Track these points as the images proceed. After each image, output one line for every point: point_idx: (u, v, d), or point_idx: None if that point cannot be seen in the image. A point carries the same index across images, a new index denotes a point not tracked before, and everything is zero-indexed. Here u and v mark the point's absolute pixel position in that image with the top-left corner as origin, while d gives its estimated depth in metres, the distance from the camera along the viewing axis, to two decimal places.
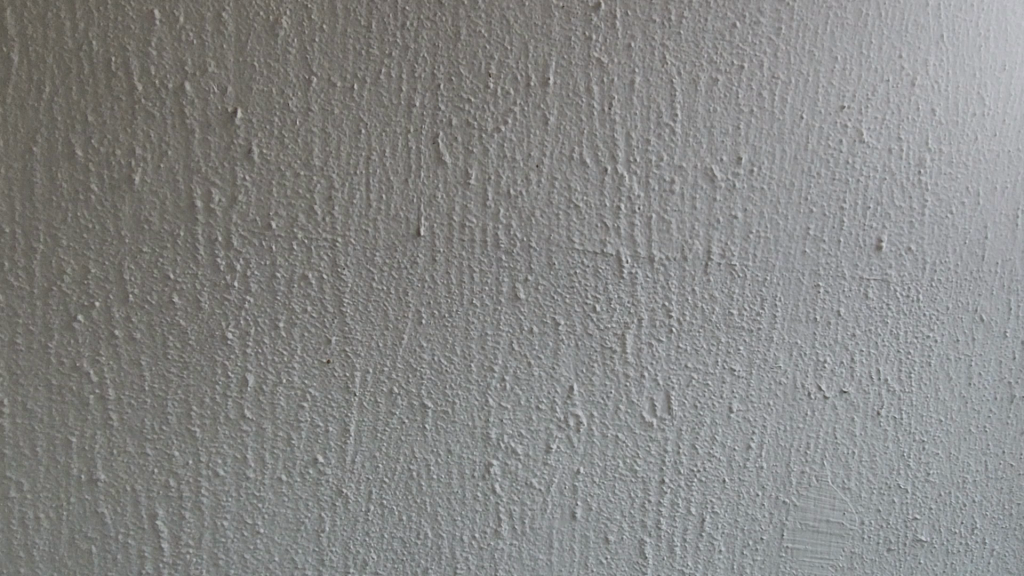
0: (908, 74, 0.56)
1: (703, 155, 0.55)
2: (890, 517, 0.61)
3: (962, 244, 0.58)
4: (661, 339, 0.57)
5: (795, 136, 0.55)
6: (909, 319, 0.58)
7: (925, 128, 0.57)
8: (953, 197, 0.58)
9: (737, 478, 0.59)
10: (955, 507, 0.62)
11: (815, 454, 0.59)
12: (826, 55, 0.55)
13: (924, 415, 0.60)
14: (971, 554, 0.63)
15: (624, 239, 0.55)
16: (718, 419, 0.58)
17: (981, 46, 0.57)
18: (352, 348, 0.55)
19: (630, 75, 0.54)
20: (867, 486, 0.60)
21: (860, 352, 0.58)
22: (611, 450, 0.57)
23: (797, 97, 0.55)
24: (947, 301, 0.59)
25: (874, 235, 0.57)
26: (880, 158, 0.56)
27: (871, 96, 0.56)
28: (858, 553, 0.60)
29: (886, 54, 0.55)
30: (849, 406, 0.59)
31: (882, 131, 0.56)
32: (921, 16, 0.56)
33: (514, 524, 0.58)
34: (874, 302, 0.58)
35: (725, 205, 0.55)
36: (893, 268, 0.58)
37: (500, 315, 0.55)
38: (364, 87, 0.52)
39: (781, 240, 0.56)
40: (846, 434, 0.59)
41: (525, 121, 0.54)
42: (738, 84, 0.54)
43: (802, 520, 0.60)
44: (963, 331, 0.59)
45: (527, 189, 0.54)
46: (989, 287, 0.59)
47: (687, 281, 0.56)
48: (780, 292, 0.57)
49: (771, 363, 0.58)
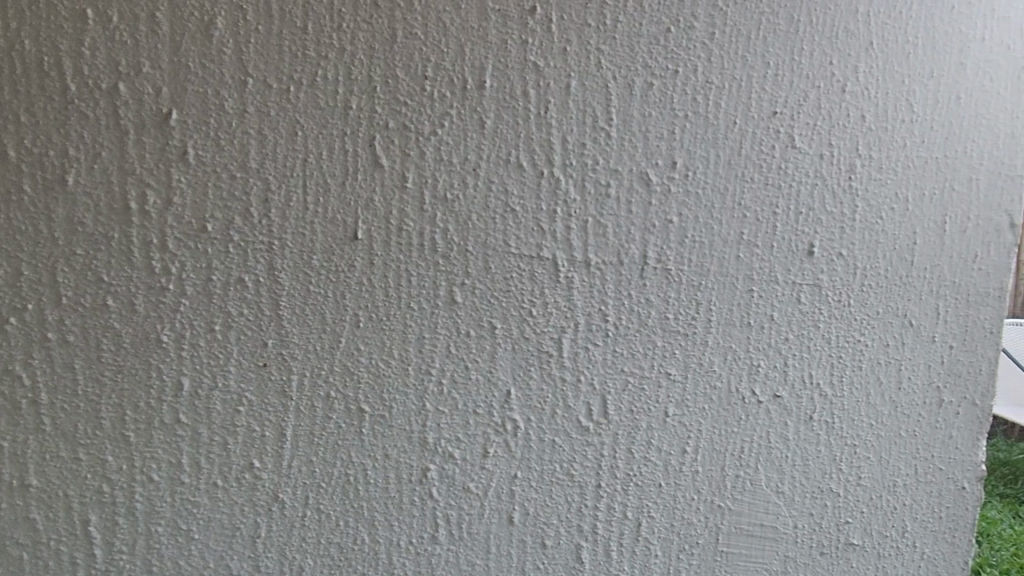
0: (839, 81, 0.57)
1: (639, 160, 0.56)
2: (823, 521, 0.62)
3: (891, 250, 0.59)
4: (598, 343, 0.57)
5: (728, 141, 0.56)
6: (840, 324, 0.59)
7: (856, 134, 0.57)
8: (883, 202, 0.58)
9: (673, 482, 0.60)
10: (886, 511, 0.62)
11: (749, 458, 0.60)
12: (758, 60, 0.56)
13: (856, 419, 0.61)
14: (903, 558, 0.63)
15: (560, 243, 0.56)
16: (654, 422, 0.59)
17: (910, 53, 0.57)
18: (289, 352, 0.55)
19: (566, 80, 0.55)
20: (801, 491, 0.61)
21: (793, 356, 0.59)
22: (548, 455, 0.58)
23: (731, 102, 0.56)
24: (878, 306, 0.59)
25: (806, 240, 0.58)
26: (811, 164, 0.57)
27: (803, 102, 0.57)
28: (791, 557, 0.62)
29: (816, 59, 0.56)
30: (782, 409, 0.60)
31: (813, 137, 0.57)
32: (851, 23, 0.56)
33: (451, 529, 0.58)
34: (805, 306, 0.59)
35: (660, 209, 0.56)
36: (824, 274, 0.59)
37: (437, 319, 0.56)
38: (300, 89, 0.53)
39: (715, 244, 0.57)
40: (779, 438, 0.60)
41: (462, 124, 0.54)
42: (672, 88, 0.55)
43: (737, 524, 0.61)
44: (893, 335, 0.60)
45: (464, 193, 0.55)
46: (918, 292, 0.60)
47: (624, 286, 0.57)
48: (714, 296, 0.58)
49: (706, 367, 0.59)
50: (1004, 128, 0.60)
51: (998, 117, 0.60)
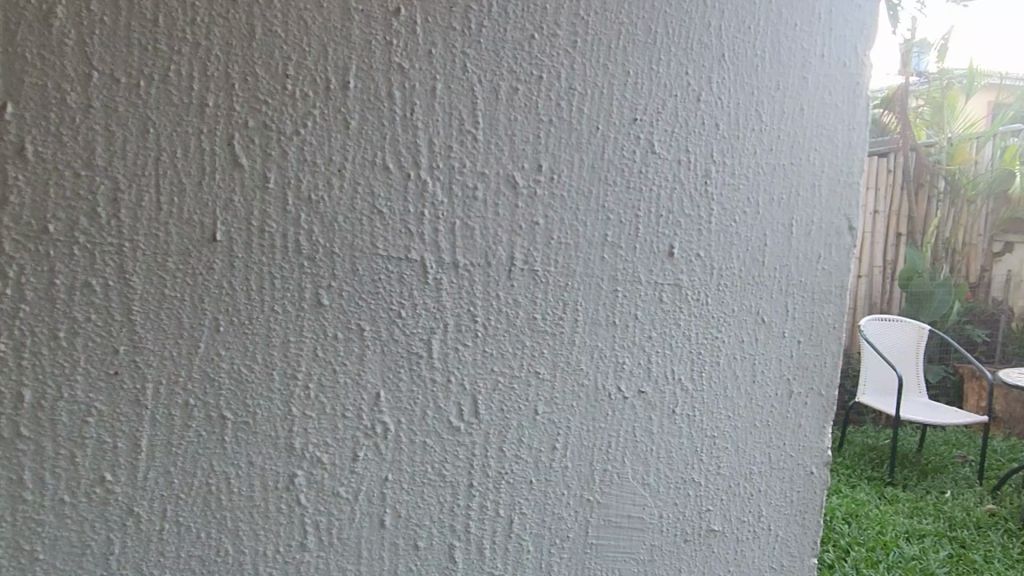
0: (694, 90, 0.60)
1: (505, 163, 0.57)
2: (686, 510, 0.65)
3: (744, 251, 0.63)
4: (468, 343, 0.58)
5: (592, 145, 0.58)
6: (699, 322, 0.62)
7: (710, 142, 0.61)
8: (736, 207, 0.62)
9: (544, 478, 0.61)
10: (743, 497, 0.66)
11: (616, 453, 0.62)
12: (619, 69, 0.58)
13: (715, 412, 0.64)
14: (759, 540, 0.67)
15: (428, 245, 0.56)
16: (524, 420, 0.60)
17: (759, 65, 0.61)
18: (143, 359, 0.52)
19: (432, 82, 0.55)
20: (666, 482, 0.64)
21: (656, 354, 0.62)
22: (419, 455, 0.58)
23: (593, 108, 0.58)
24: (733, 304, 0.63)
25: (666, 242, 0.61)
26: (670, 168, 0.60)
27: (661, 110, 0.59)
28: (657, 545, 0.64)
29: (672, 69, 0.59)
30: (646, 405, 0.62)
31: (672, 143, 0.60)
32: (704, 36, 0.59)
33: (321, 535, 0.57)
34: (667, 304, 0.61)
35: (526, 211, 0.58)
36: (684, 274, 0.61)
37: (303, 322, 0.55)
38: (151, 84, 0.51)
39: (581, 245, 0.59)
40: (644, 432, 0.63)
41: (326, 124, 0.54)
42: (536, 94, 0.57)
43: (605, 517, 0.63)
44: (748, 332, 0.64)
45: (330, 194, 0.54)
46: (769, 291, 0.64)
47: (492, 287, 0.58)
48: (581, 295, 0.60)
49: (573, 365, 0.60)
50: (843, 138, 0.65)
51: (838, 128, 0.64)
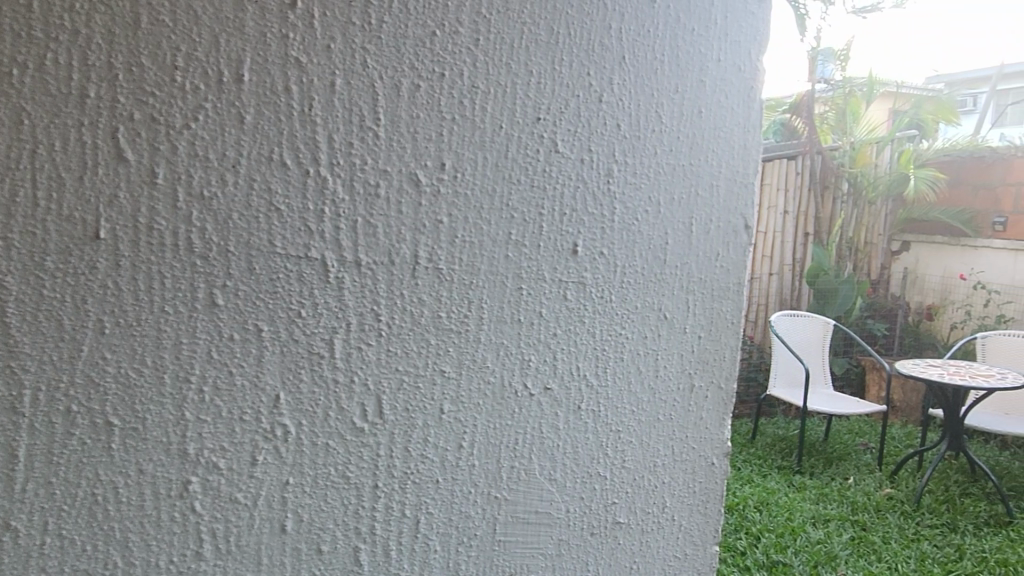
0: (595, 92, 0.61)
1: (407, 161, 0.57)
2: (591, 503, 0.66)
3: (647, 249, 0.64)
4: (371, 343, 0.57)
5: (496, 145, 0.59)
6: (602, 319, 0.63)
7: (612, 143, 0.62)
8: (638, 205, 0.63)
9: (451, 477, 0.61)
10: (647, 490, 0.68)
11: (523, 449, 0.63)
12: (521, 68, 0.58)
13: (619, 407, 0.65)
14: (663, 530, 0.69)
15: (328, 243, 0.55)
16: (430, 419, 0.60)
17: (659, 68, 0.63)
18: (18, 363, 0.49)
19: (330, 77, 0.54)
20: (572, 477, 0.65)
21: (561, 351, 0.63)
22: (322, 458, 0.57)
23: (497, 107, 0.58)
24: (636, 301, 0.64)
25: (569, 240, 0.62)
26: (573, 167, 0.61)
27: (564, 109, 0.60)
28: (564, 540, 0.65)
29: (575, 70, 0.60)
30: (552, 401, 0.63)
31: (574, 143, 0.61)
32: (606, 38, 0.61)
33: (217, 543, 0.55)
34: (571, 302, 0.62)
35: (431, 209, 0.58)
36: (587, 272, 0.62)
37: (196, 322, 0.53)
38: (25, 73, 0.48)
39: (485, 244, 0.59)
40: (550, 428, 0.63)
41: (219, 117, 0.52)
42: (439, 92, 0.57)
43: (512, 514, 0.63)
44: (650, 328, 0.65)
45: (223, 190, 0.52)
46: (671, 289, 0.65)
47: (396, 286, 0.57)
48: (485, 293, 0.60)
49: (479, 363, 0.60)
50: (739, 140, 0.67)
51: (734, 131, 0.67)
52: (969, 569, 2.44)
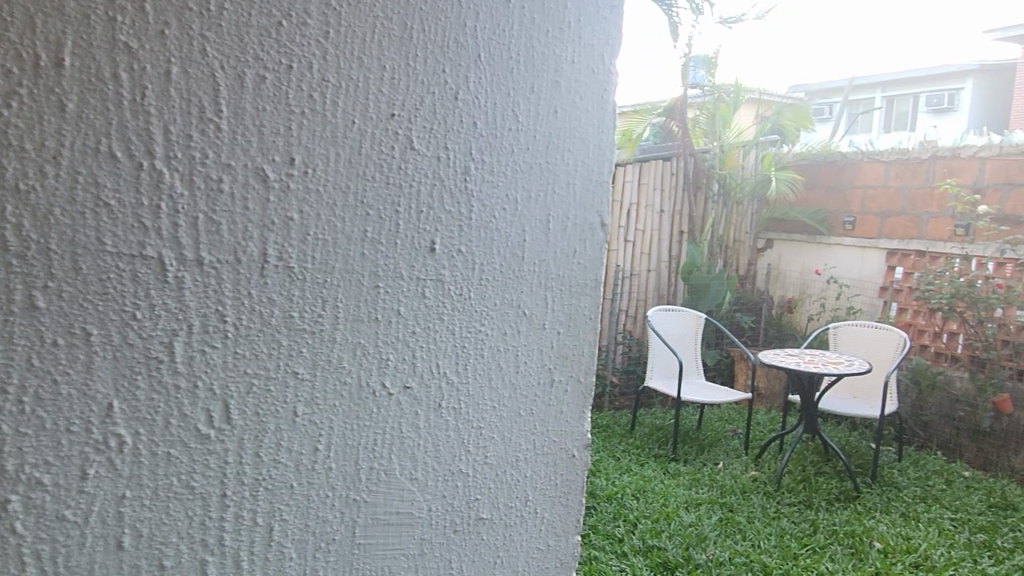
0: (451, 89, 0.61)
1: (253, 155, 0.54)
2: (454, 501, 0.66)
3: (504, 247, 0.65)
4: (217, 345, 0.54)
5: (348, 140, 0.58)
6: (462, 316, 0.64)
7: (468, 140, 0.62)
8: (495, 203, 0.64)
9: (306, 482, 0.59)
10: (510, 484, 0.69)
11: (383, 450, 0.62)
12: (374, 63, 0.58)
13: (480, 403, 0.66)
14: (525, 523, 0.70)
15: (166, 241, 0.52)
16: (282, 423, 0.58)
17: (514, 68, 0.64)
18: None
19: (165, 65, 0.51)
20: (434, 475, 0.64)
21: (420, 350, 0.62)
22: (163, 468, 0.54)
23: (348, 101, 0.57)
24: (495, 299, 0.65)
25: (427, 239, 0.61)
26: (429, 165, 0.61)
27: (418, 106, 0.60)
28: (426, 539, 0.65)
29: (430, 67, 0.60)
30: (412, 399, 0.63)
31: (430, 140, 0.61)
32: (461, 36, 0.61)
33: (43, 565, 0.51)
34: (430, 299, 0.62)
35: (279, 206, 0.55)
36: (446, 270, 0.62)
37: (12, 328, 0.48)
38: None
39: (339, 241, 0.58)
40: (411, 427, 0.63)
41: (36, 105, 0.48)
42: (286, 84, 0.55)
43: (372, 515, 0.62)
44: (509, 324, 0.66)
45: (42, 185, 0.48)
46: (529, 285, 0.67)
47: (242, 285, 0.55)
48: (341, 292, 0.58)
49: (335, 364, 0.59)
50: (593, 141, 0.69)
51: (589, 131, 0.69)
52: (821, 542, 2.66)
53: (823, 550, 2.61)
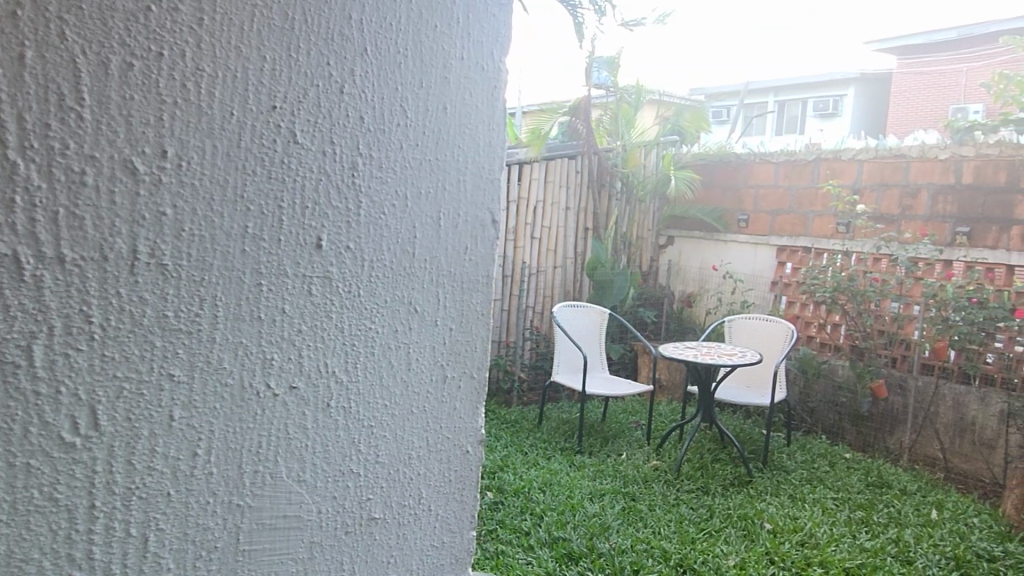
0: (337, 82, 0.60)
1: (120, 146, 0.51)
2: (345, 502, 0.65)
3: (395, 243, 0.64)
4: (81, 348, 0.51)
5: (227, 133, 0.55)
6: (351, 313, 0.62)
7: (355, 135, 0.61)
8: (385, 200, 0.63)
9: (185, 489, 0.56)
10: (403, 482, 0.68)
11: (267, 452, 0.60)
12: (253, 53, 0.56)
13: (371, 402, 0.65)
14: (419, 521, 0.70)
15: (21, 237, 0.48)
16: (157, 429, 0.55)
17: (401, 62, 0.63)
18: None
19: (18, 47, 0.47)
20: (323, 477, 0.63)
21: (308, 349, 0.61)
22: (22, 480, 0.50)
23: (225, 92, 0.55)
24: (385, 296, 0.64)
25: (314, 234, 0.60)
26: (314, 159, 0.59)
27: (302, 99, 0.58)
28: (317, 542, 0.63)
29: (313, 58, 0.58)
30: (298, 400, 0.61)
31: (315, 134, 0.59)
32: (346, 28, 0.60)
33: None
34: (316, 297, 0.60)
35: (150, 200, 0.53)
36: (334, 267, 0.61)
37: None
38: None
39: (218, 238, 0.56)
40: (298, 428, 0.61)
41: None
42: (156, 72, 0.52)
43: (257, 521, 0.60)
44: (401, 322, 0.65)
45: None
46: (420, 282, 0.66)
47: (110, 284, 0.51)
48: (220, 291, 0.56)
49: (215, 364, 0.57)
50: (483, 138, 0.70)
51: (479, 127, 0.69)
52: (716, 526, 2.78)
53: (718, 533, 2.74)
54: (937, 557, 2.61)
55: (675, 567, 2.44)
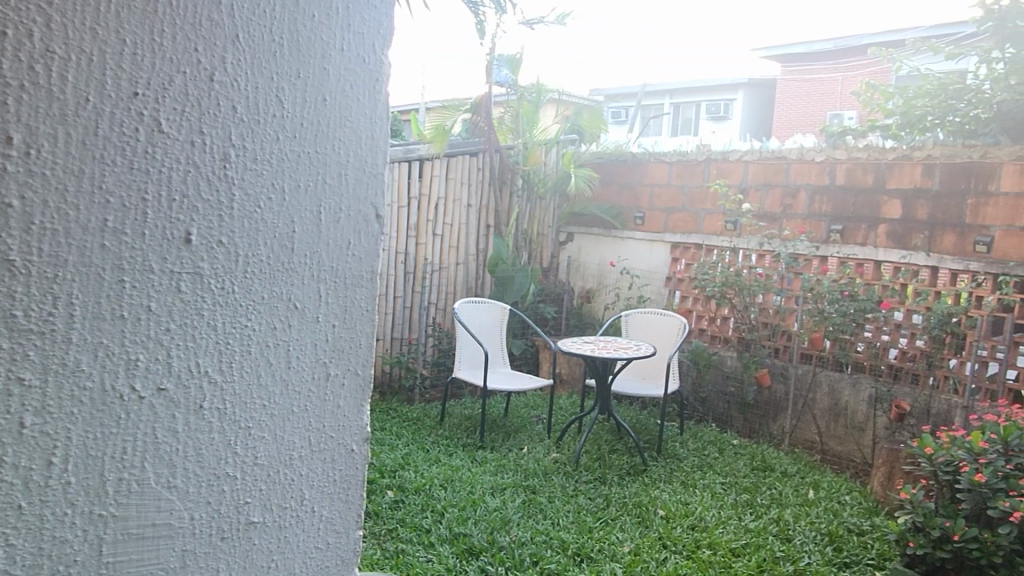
0: (205, 70, 0.57)
1: None
2: (220, 507, 0.62)
3: (272, 238, 0.62)
4: None
5: (83, 119, 0.52)
6: (225, 311, 0.60)
7: (227, 125, 0.59)
8: (259, 192, 0.61)
9: (38, 501, 0.52)
10: (283, 484, 0.66)
11: (133, 458, 0.57)
12: (112, 35, 0.53)
13: (247, 403, 0.62)
14: (301, 524, 0.68)
15: None
16: (5, 439, 0.50)
17: (277, 51, 0.61)
18: None
19: None
20: (196, 482, 0.60)
21: (177, 347, 0.58)
22: None
23: (81, 77, 0.52)
24: (262, 291, 0.62)
25: (182, 228, 0.57)
26: (181, 150, 0.57)
27: (167, 86, 0.56)
28: (190, 550, 0.61)
29: (179, 44, 0.56)
30: (168, 403, 0.58)
31: (182, 124, 0.56)
32: (214, 13, 0.58)
33: None
34: (185, 294, 0.58)
35: None
36: (204, 263, 0.58)
37: None
38: None
39: (73, 232, 0.52)
40: (167, 432, 0.58)
41: None
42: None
43: (123, 531, 0.57)
44: (279, 318, 0.63)
45: None
46: (299, 278, 0.64)
47: None
48: (76, 288, 0.52)
49: (72, 367, 0.53)
50: (365, 131, 0.69)
51: (360, 120, 0.68)
52: (612, 514, 2.87)
53: (613, 521, 2.82)
54: (813, 534, 2.80)
55: (573, 556, 2.50)
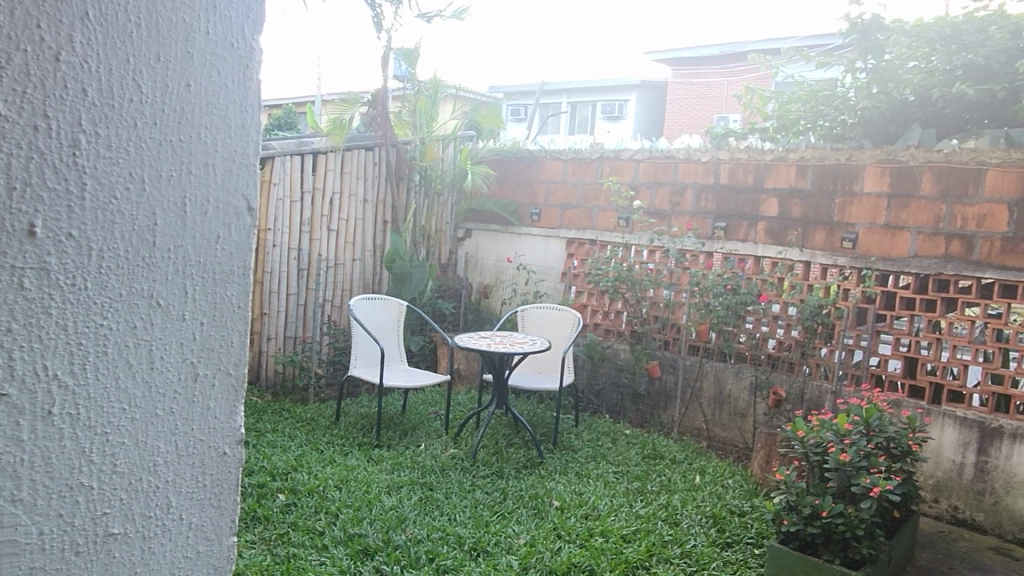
0: (49, 48, 0.53)
1: None
2: (74, 519, 0.58)
3: (130, 230, 0.59)
4: None
5: None
6: (78, 308, 0.56)
7: (75, 109, 0.55)
8: (115, 181, 0.57)
9: None
10: (146, 492, 0.63)
11: None
12: None
13: (105, 406, 0.59)
14: (168, 533, 0.65)
15: None
16: None
17: (133, 32, 0.58)
18: None
19: None
20: (45, 494, 0.56)
21: (21, 348, 0.53)
22: None
23: None
24: (120, 288, 0.58)
25: (24, 220, 0.53)
26: (23, 134, 0.52)
27: (4, 64, 0.51)
28: (40, 567, 0.56)
29: (18, 21, 0.52)
30: (11, 409, 0.53)
31: (23, 106, 0.52)
32: None
33: None
34: (30, 291, 0.53)
35: None
36: (52, 257, 0.54)
37: None
38: None
39: None
40: (10, 442, 0.53)
41: None
42: None
43: None
44: (139, 317, 0.60)
45: None
46: (163, 273, 0.61)
47: None
48: None
49: None
50: (236, 119, 0.66)
51: (229, 109, 0.65)
52: (508, 508, 2.90)
53: (509, 515, 2.85)
54: (698, 517, 2.93)
55: (469, 550, 2.52)
